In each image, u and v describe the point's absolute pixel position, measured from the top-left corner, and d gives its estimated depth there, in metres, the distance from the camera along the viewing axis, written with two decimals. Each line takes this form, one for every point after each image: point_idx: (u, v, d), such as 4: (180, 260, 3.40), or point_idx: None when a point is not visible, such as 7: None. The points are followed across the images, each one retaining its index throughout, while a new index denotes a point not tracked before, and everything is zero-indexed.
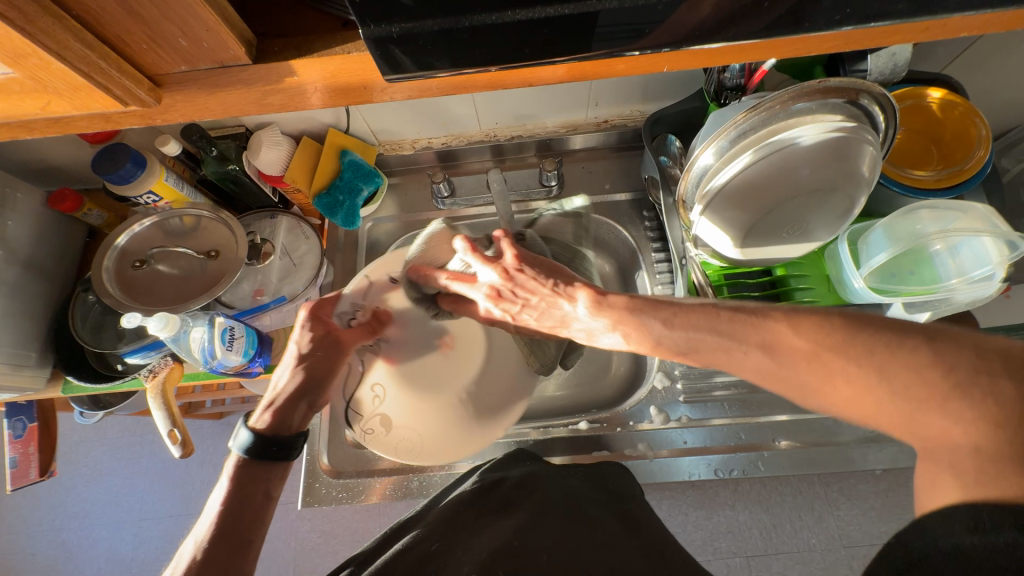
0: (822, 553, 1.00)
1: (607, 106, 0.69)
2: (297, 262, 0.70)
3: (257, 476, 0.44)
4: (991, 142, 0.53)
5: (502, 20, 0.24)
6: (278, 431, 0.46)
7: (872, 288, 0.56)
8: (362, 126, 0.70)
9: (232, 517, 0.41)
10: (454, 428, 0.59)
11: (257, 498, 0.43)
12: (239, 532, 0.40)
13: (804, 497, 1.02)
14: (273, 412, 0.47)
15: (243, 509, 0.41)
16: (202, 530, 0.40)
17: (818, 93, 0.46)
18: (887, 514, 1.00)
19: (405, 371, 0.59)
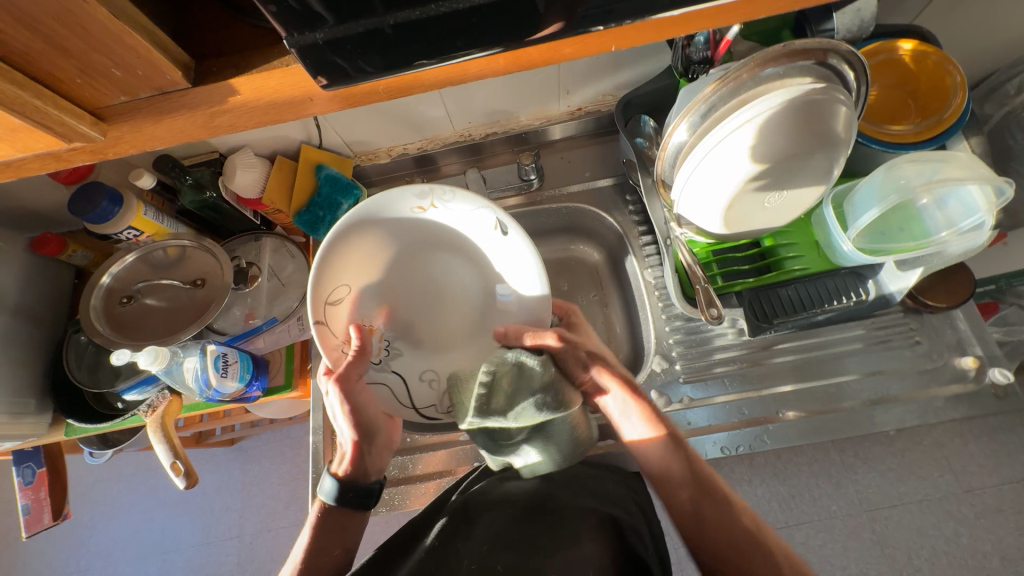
0: (843, 520, 1.00)
1: (578, 94, 0.68)
2: (285, 282, 0.69)
3: (342, 527, 0.50)
4: (967, 88, 0.52)
5: (427, 14, 0.24)
6: (357, 477, 0.52)
7: (861, 249, 0.55)
8: (336, 139, 0.69)
9: (314, 563, 0.48)
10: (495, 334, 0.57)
11: (331, 545, 0.50)
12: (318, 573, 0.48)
13: (820, 465, 1.02)
14: (351, 460, 0.52)
15: (325, 551, 0.49)
16: (297, 557, 0.49)
17: (784, 57, 0.45)
18: (905, 475, 0.99)
19: (427, 318, 0.58)
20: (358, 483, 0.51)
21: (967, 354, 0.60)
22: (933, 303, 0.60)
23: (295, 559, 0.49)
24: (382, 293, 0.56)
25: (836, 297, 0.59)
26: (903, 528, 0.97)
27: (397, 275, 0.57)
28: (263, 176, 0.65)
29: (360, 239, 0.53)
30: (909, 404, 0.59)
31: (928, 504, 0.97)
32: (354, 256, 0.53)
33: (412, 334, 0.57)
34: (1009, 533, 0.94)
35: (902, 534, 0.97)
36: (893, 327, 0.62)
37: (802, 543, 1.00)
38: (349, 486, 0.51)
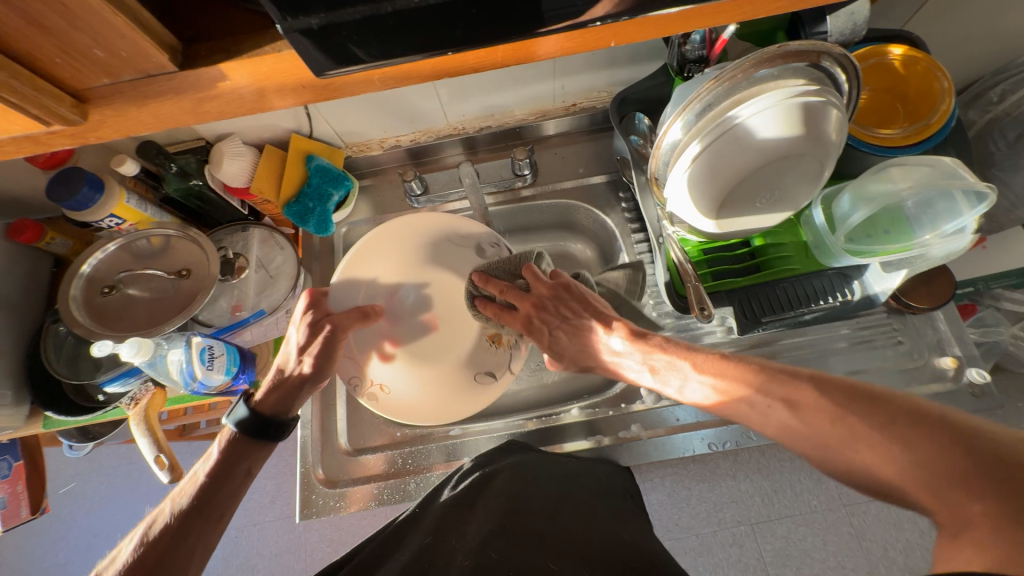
0: (823, 514, 1.03)
1: (574, 89, 0.68)
2: (273, 274, 0.68)
3: (248, 452, 0.51)
4: (954, 94, 0.53)
5: (425, 5, 0.23)
6: (273, 413, 0.53)
7: (846, 250, 0.56)
8: (326, 129, 0.68)
9: (212, 485, 0.48)
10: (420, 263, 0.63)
11: (236, 476, 0.50)
12: (212, 504, 0.48)
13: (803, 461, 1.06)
14: (269, 395, 0.54)
15: (225, 482, 0.49)
16: (188, 491, 0.48)
17: (779, 58, 0.45)
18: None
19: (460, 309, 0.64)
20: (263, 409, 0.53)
21: (946, 354, 0.62)
22: (916, 304, 0.61)
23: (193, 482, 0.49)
24: (424, 357, 0.61)
25: (823, 297, 0.60)
26: (878, 521, 1.01)
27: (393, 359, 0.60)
28: (251, 166, 0.64)
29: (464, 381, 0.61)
30: None
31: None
32: (478, 401, 0.60)
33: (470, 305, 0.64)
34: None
35: (878, 528, 1.01)
36: (877, 328, 0.64)
37: (784, 537, 1.03)
38: (258, 419, 0.51)
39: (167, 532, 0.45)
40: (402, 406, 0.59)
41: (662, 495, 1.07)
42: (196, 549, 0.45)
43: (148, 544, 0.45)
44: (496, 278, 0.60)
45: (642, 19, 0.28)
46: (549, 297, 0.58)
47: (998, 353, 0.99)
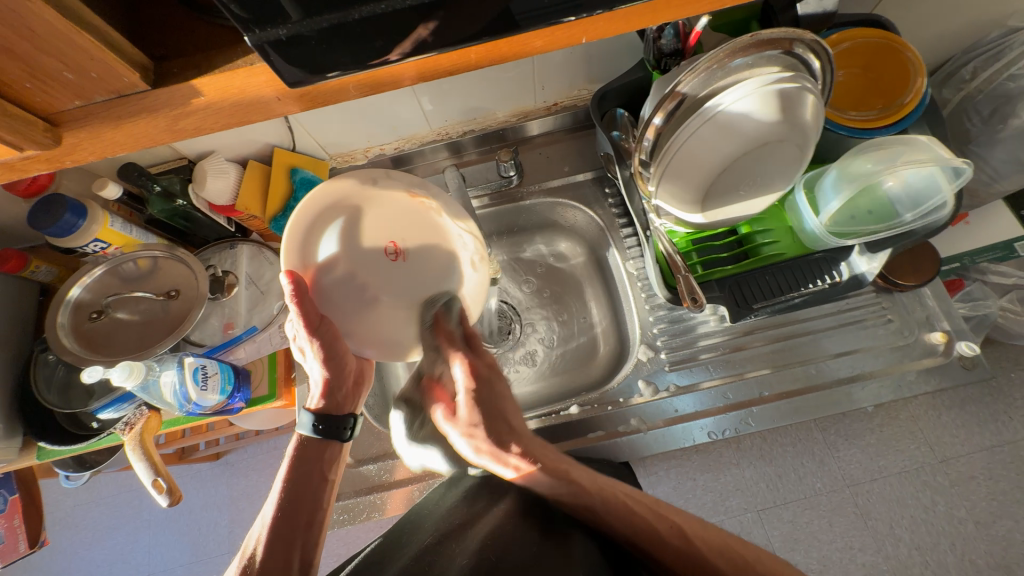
0: (828, 496, 1.06)
1: (554, 88, 0.69)
2: (264, 289, 0.69)
3: (318, 453, 0.50)
4: (926, 72, 0.53)
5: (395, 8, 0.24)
6: (332, 411, 0.51)
7: (831, 232, 0.58)
8: (309, 141, 0.67)
9: (296, 486, 0.47)
10: (360, 227, 0.48)
11: (316, 477, 0.48)
12: (300, 511, 0.46)
13: (804, 444, 1.09)
14: (322, 396, 0.51)
15: (305, 485, 0.47)
16: (270, 505, 0.46)
17: (753, 47, 0.46)
18: (883, 449, 1.06)
19: (337, 196, 0.49)
20: (333, 415, 0.51)
21: (936, 328, 0.62)
22: (903, 282, 0.62)
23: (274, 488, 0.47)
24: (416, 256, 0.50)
25: (811, 281, 0.61)
26: (882, 499, 1.04)
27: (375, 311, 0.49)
28: (235, 183, 0.63)
29: (319, 196, 0.48)
30: (884, 379, 0.61)
31: (905, 474, 1.04)
32: (384, 231, 0.49)
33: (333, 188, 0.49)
34: (980, 499, 1.01)
35: (883, 506, 1.03)
36: (868, 308, 0.64)
37: (790, 520, 1.06)
38: (326, 417, 0.50)
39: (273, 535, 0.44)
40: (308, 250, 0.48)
41: (668, 488, 1.10)
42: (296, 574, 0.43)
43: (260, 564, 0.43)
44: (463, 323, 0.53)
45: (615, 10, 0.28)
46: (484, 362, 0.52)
47: (986, 325, 1.04)
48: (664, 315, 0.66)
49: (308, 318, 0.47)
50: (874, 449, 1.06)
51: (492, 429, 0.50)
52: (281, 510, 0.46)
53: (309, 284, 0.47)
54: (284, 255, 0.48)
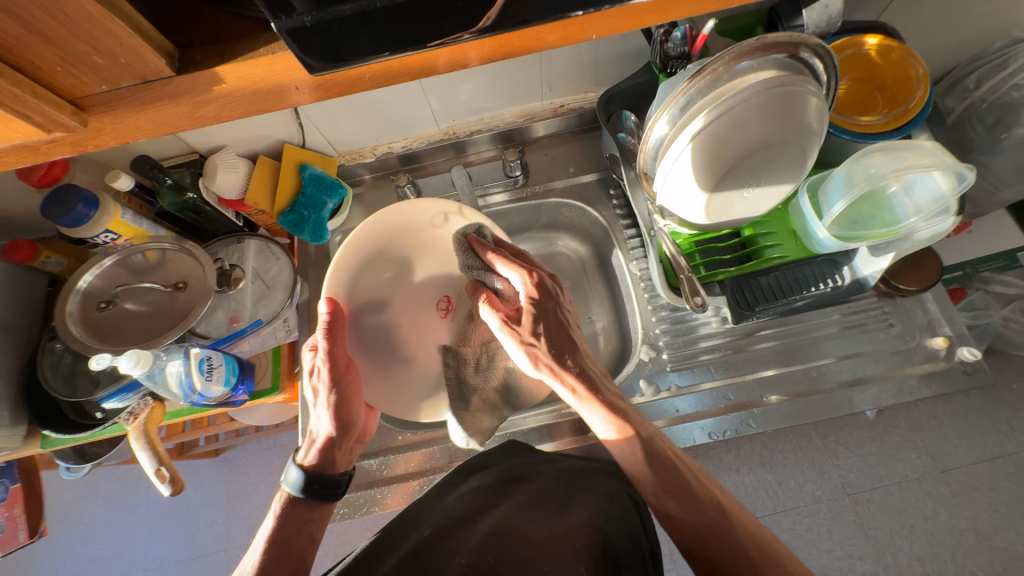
0: (828, 504, 1.06)
1: (561, 90, 0.69)
2: (269, 283, 0.70)
3: (304, 515, 0.50)
4: (929, 79, 0.54)
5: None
6: (324, 469, 0.52)
7: (835, 236, 0.58)
8: (319, 138, 0.68)
9: (278, 548, 0.47)
10: (405, 272, 0.62)
11: (302, 537, 0.49)
12: (284, 570, 0.46)
13: (804, 451, 1.09)
14: (319, 451, 0.52)
15: (290, 546, 0.47)
16: (251, 562, 0.47)
17: (758, 51, 0.47)
18: (884, 457, 1.06)
19: (392, 236, 0.61)
20: (326, 473, 0.52)
21: (937, 334, 0.63)
22: (905, 287, 0.63)
23: (257, 546, 0.47)
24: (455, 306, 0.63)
25: (814, 284, 0.62)
26: (883, 508, 1.04)
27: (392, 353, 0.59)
28: (245, 177, 0.64)
29: (371, 230, 0.59)
30: (885, 383, 0.61)
31: (906, 484, 1.04)
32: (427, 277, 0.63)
33: (389, 222, 0.61)
34: (982, 510, 1.01)
35: (884, 515, 1.04)
36: (870, 312, 0.65)
37: (790, 528, 1.06)
38: (315, 477, 0.51)
39: None
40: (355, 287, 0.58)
41: None
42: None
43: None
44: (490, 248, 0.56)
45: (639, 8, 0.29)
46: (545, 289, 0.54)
47: (988, 335, 1.04)
48: (666, 317, 0.66)
49: (337, 359, 0.51)
50: (875, 458, 1.07)
51: (554, 345, 0.52)
52: (261, 572, 0.46)
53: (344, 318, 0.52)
54: (329, 282, 0.56)
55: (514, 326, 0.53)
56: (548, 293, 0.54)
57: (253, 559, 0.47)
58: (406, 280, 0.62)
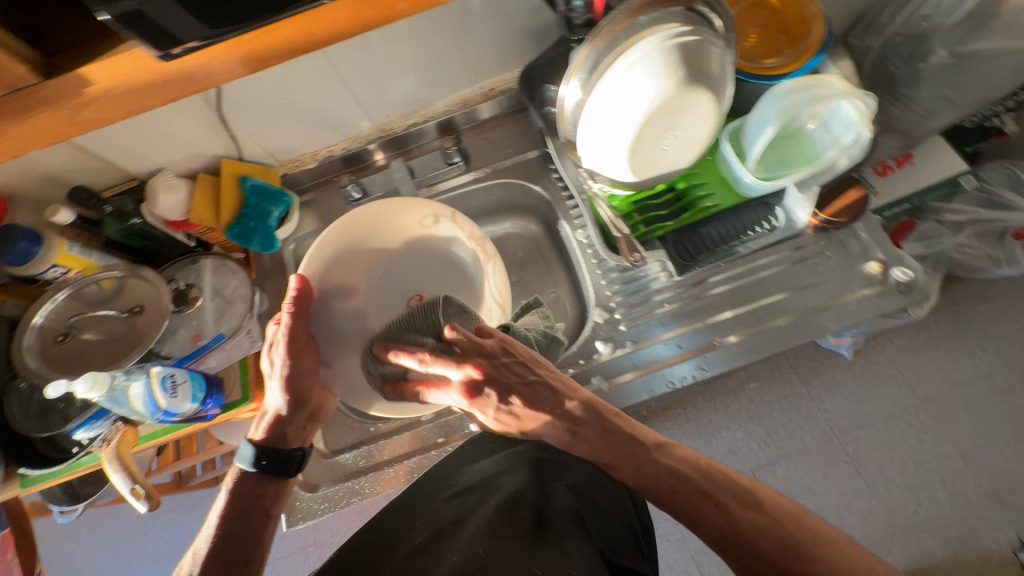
0: (818, 447, 1.19)
1: (487, 72, 0.71)
2: (229, 298, 0.71)
3: (257, 490, 0.52)
4: (824, 16, 0.57)
5: None
6: (276, 445, 0.53)
7: (761, 178, 0.61)
8: (257, 149, 0.69)
9: (233, 523, 0.49)
10: (386, 269, 0.65)
11: (255, 513, 0.50)
12: (238, 549, 0.48)
13: (790, 400, 1.25)
14: (269, 428, 0.54)
15: (244, 522, 0.49)
16: (205, 539, 0.49)
17: (649, 7, 0.49)
18: (865, 396, 1.22)
19: (379, 227, 0.66)
20: (278, 451, 0.52)
21: (872, 259, 0.65)
22: (836, 219, 0.65)
23: (211, 524, 0.50)
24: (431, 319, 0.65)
25: (751, 228, 0.65)
26: (867, 445, 1.17)
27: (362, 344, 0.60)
28: (187, 196, 0.65)
29: (350, 224, 0.63)
30: (828, 312, 0.63)
31: (889, 417, 1.19)
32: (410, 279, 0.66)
33: (377, 215, 0.65)
34: (963, 432, 1.17)
35: (869, 450, 1.18)
36: (808, 248, 0.66)
37: (783, 475, 1.20)
38: (266, 450, 0.52)
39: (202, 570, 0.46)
40: (329, 273, 0.61)
41: None
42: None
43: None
44: (409, 344, 0.52)
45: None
46: (493, 358, 0.51)
47: (944, 262, 1.09)
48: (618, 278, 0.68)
49: (296, 335, 0.54)
50: (860, 397, 1.21)
51: (527, 400, 0.50)
52: (215, 549, 0.48)
53: (311, 296, 0.55)
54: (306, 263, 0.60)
55: (484, 403, 0.49)
56: (488, 378, 0.49)
57: (208, 535, 0.49)
58: (386, 275, 0.65)
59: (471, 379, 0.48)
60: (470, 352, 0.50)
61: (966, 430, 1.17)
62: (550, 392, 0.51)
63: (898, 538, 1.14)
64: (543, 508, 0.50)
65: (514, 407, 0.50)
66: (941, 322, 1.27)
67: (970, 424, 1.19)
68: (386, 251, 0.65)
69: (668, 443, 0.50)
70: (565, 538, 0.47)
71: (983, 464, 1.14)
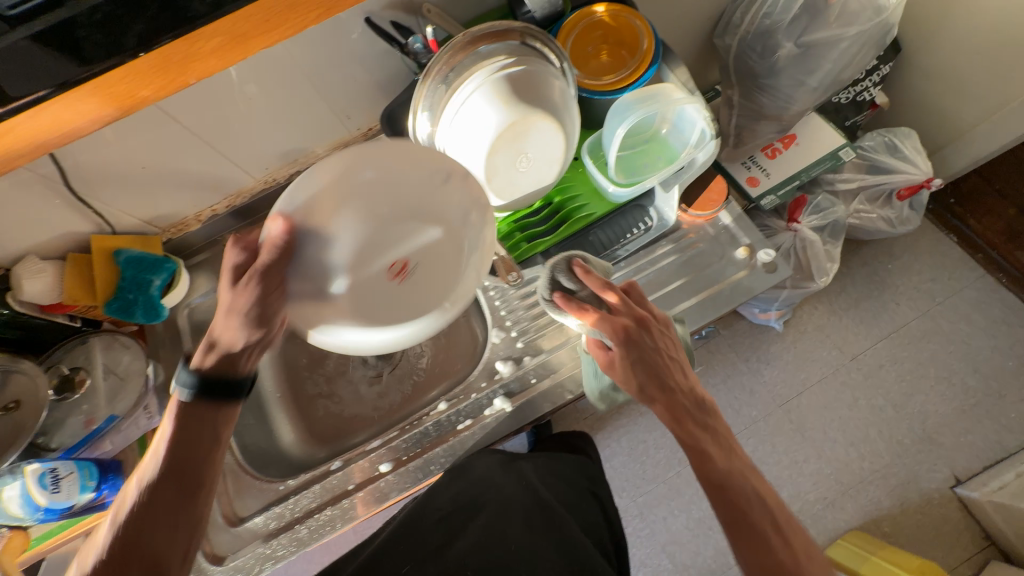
0: (765, 419, 1.27)
1: (360, 115, 0.72)
2: (123, 376, 0.68)
3: (211, 416, 0.47)
4: (650, 28, 0.61)
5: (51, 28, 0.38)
6: (221, 371, 0.47)
7: (623, 185, 0.64)
8: (131, 220, 0.68)
9: (176, 474, 0.45)
10: (370, 213, 0.44)
11: (153, 501, 0.44)
12: (132, 556, 0.42)
13: (733, 377, 1.32)
14: (212, 355, 0.47)
15: (144, 511, 0.44)
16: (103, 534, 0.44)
17: (470, 47, 0.53)
18: (800, 363, 1.31)
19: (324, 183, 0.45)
20: (220, 374, 0.47)
21: (741, 243, 0.69)
22: (701, 213, 0.69)
23: (141, 480, 0.45)
24: (417, 283, 0.46)
25: (631, 230, 0.69)
26: (806, 407, 1.27)
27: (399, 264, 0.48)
28: (57, 278, 0.63)
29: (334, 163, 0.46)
30: (705, 301, 0.67)
31: (826, 379, 1.28)
32: (390, 227, 0.44)
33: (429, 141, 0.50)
34: (892, 383, 1.26)
35: (813, 414, 1.26)
36: (682, 241, 0.70)
37: (737, 451, 1.25)
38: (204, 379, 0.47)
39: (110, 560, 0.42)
40: (319, 218, 0.44)
41: None
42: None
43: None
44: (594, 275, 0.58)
45: (197, 54, 0.42)
46: (629, 319, 0.55)
47: (841, 228, 1.15)
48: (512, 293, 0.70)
49: (240, 298, 0.44)
50: (793, 365, 1.31)
51: (633, 362, 0.54)
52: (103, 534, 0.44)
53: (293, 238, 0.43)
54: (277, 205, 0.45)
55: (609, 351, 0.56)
56: (627, 331, 0.54)
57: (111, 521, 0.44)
58: (392, 194, 0.45)
59: (629, 320, 0.55)
60: (623, 308, 0.56)
61: (894, 380, 1.26)
62: (648, 353, 0.54)
63: (851, 495, 1.19)
64: (533, 512, 0.62)
65: (613, 365, 0.55)
66: (857, 283, 1.35)
67: (897, 374, 1.27)
68: (358, 190, 0.45)
69: (715, 427, 0.53)
70: (545, 545, 0.58)
71: (912, 410, 1.23)
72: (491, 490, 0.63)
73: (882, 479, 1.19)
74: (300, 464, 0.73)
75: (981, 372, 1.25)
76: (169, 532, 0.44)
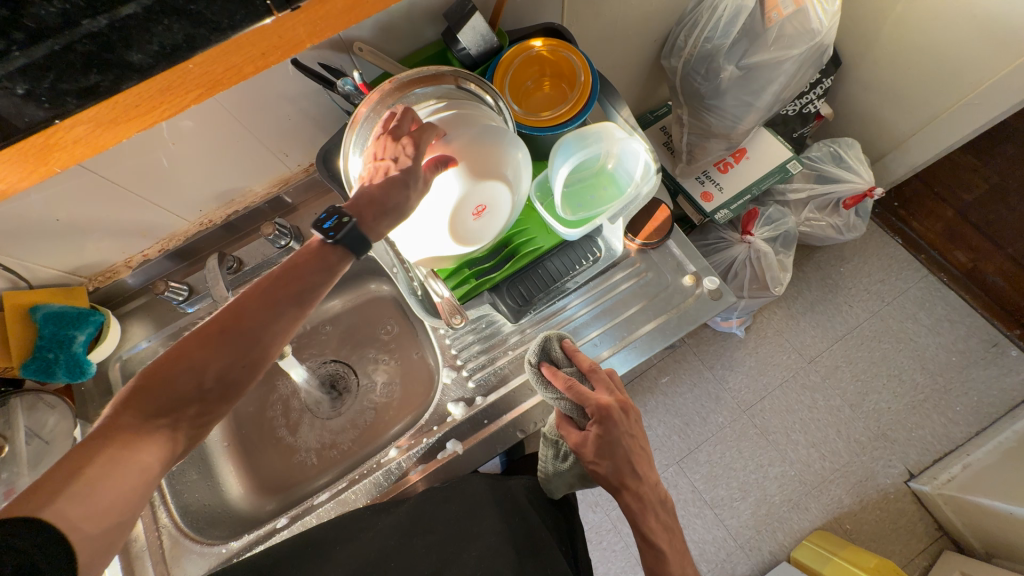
0: (731, 426, 1.30)
1: (299, 152, 0.70)
2: (48, 438, 0.63)
3: (327, 264, 0.48)
4: (585, 66, 0.60)
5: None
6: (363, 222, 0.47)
7: (571, 221, 0.64)
8: (51, 271, 0.64)
9: (233, 326, 0.44)
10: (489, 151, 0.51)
11: (225, 342, 0.44)
12: (170, 390, 0.42)
13: (699, 385, 1.34)
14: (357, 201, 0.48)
15: (209, 354, 0.44)
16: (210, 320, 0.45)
17: (398, 92, 0.52)
18: (762, 368, 1.34)
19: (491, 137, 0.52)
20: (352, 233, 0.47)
21: (687, 271, 0.70)
22: (648, 242, 0.70)
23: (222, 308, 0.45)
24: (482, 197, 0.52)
25: (579, 262, 0.67)
26: (770, 411, 1.30)
27: (422, 219, 0.52)
28: None
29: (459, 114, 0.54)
30: (654, 332, 0.68)
31: (787, 382, 1.32)
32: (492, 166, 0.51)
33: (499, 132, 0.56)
34: (847, 383, 1.31)
35: (776, 417, 1.29)
36: (631, 270, 0.71)
37: (706, 459, 1.27)
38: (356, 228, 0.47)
39: (161, 386, 0.42)
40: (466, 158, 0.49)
41: None
42: (135, 462, 0.40)
43: (114, 423, 0.41)
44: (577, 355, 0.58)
45: (62, 147, 0.33)
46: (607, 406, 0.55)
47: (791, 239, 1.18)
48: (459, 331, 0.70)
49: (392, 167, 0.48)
50: (756, 370, 1.34)
51: (600, 449, 0.54)
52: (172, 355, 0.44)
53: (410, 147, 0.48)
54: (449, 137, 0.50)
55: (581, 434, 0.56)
56: (606, 418, 0.54)
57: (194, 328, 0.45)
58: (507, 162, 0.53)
59: (606, 408, 0.55)
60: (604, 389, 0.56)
61: (850, 380, 1.31)
62: (622, 445, 0.54)
63: (814, 495, 1.23)
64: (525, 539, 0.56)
65: (585, 453, 0.55)
66: (812, 288, 1.40)
67: (852, 374, 1.32)
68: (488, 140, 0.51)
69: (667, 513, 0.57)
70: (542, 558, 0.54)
71: (868, 409, 1.27)
72: (483, 517, 0.57)
73: (841, 478, 1.23)
74: (247, 519, 0.69)
75: (929, 369, 1.30)
76: (216, 359, 0.44)
